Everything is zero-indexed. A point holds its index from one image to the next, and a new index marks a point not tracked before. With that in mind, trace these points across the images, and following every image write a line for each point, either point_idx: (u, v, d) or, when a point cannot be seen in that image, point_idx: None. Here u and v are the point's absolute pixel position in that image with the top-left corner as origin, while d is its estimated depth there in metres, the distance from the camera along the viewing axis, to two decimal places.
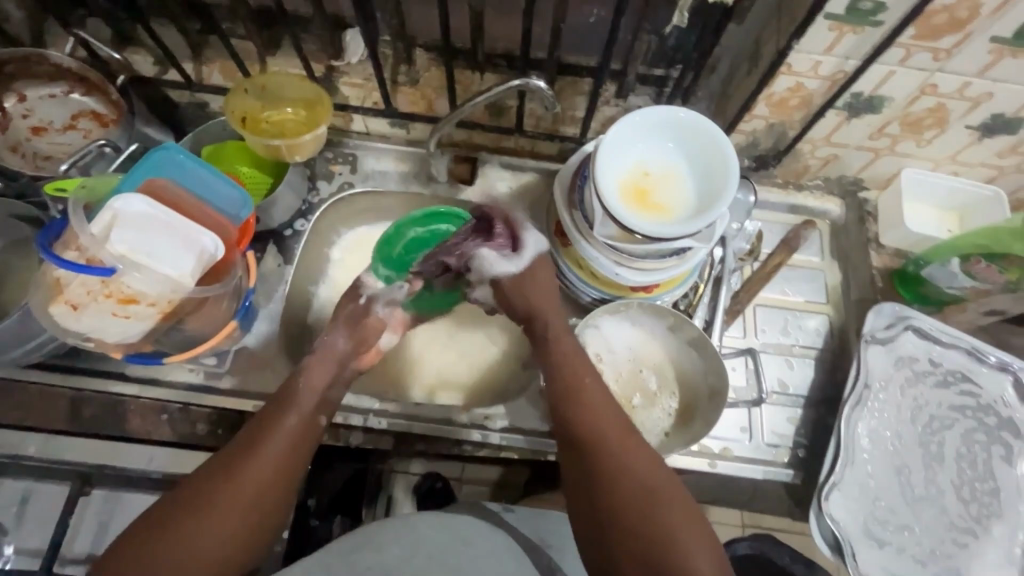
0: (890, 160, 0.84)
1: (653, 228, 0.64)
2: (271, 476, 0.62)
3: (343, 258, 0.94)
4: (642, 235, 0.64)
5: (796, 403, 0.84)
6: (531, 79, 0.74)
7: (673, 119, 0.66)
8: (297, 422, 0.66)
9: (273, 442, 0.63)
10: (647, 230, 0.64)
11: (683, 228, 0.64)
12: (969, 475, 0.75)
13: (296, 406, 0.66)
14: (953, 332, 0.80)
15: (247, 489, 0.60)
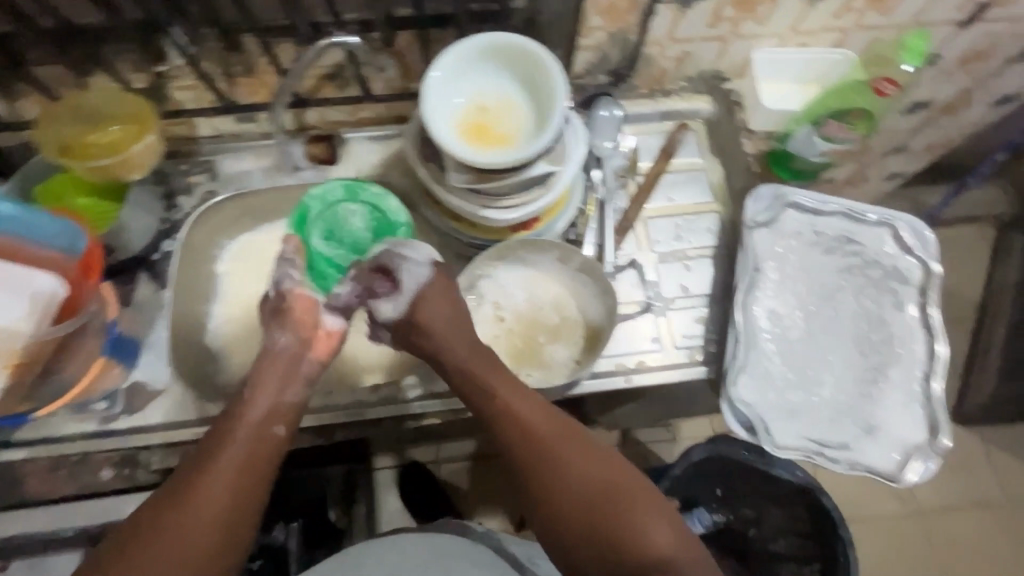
0: (738, 44, 0.84)
1: (508, 158, 0.63)
2: (227, 519, 0.57)
3: (231, 269, 0.93)
4: (499, 168, 0.63)
5: (700, 302, 0.85)
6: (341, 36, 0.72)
7: (492, 45, 0.64)
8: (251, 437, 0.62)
9: (224, 468, 0.59)
10: (502, 162, 0.62)
11: (534, 149, 0.63)
12: (865, 328, 0.77)
13: (246, 432, 0.62)
14: (829, 199, 0.82)
15: (209, 536, 0.56)
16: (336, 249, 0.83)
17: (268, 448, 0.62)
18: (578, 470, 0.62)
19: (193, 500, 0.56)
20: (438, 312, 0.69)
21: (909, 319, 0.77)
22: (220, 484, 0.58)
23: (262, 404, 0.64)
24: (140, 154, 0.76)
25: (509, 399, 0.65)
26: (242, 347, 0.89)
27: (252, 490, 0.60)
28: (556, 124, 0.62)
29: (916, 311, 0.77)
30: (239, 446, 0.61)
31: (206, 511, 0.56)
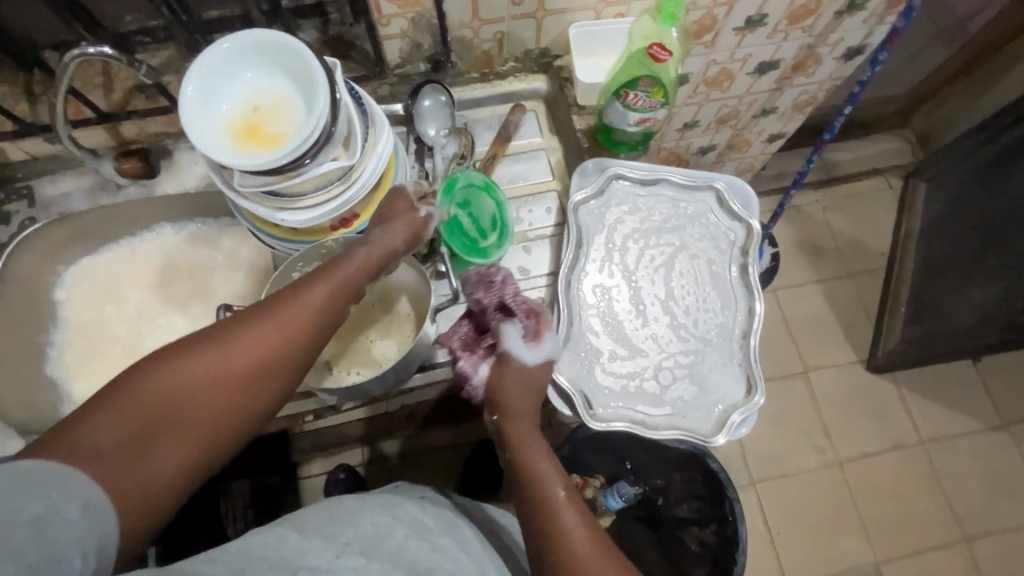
0: (552, 21, 0.83)
1: (290, 149, 0.61)
2: (230, 393, 0.52)
3: (70, 299, 0.92)
4: (282, 162, 0.61)
5: (536, 283, 0.86)
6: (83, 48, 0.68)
7: (252, 41, 0.63)
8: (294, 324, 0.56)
9: (243, 343, 0.53)
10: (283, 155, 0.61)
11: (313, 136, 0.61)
12: (692, 292, 0.79)
13: (294, 308, 0.56)
14: (653, 167, 0.83)
15: (202, 412, 0.51)
16: (458, 211, 0.83)
17: (321, 328, 0.58)
18: (570, 532, 0.54)
19: (233, 356, 0.52)
20: (515, 395, 0.67)
21: (732, 278, 0.79)
22: (271, 339, 0.54)
23: (347, 272, 0.62)
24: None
25: (533, 450, 0.62)
26: (88, 372, 0.88)
27: (273, 366, 0.54)
28: (321, 113, 0.61)
29: (737, 270, 0.80)
30: (306, 305, 0.57)
31: (246, 363, 0.53)
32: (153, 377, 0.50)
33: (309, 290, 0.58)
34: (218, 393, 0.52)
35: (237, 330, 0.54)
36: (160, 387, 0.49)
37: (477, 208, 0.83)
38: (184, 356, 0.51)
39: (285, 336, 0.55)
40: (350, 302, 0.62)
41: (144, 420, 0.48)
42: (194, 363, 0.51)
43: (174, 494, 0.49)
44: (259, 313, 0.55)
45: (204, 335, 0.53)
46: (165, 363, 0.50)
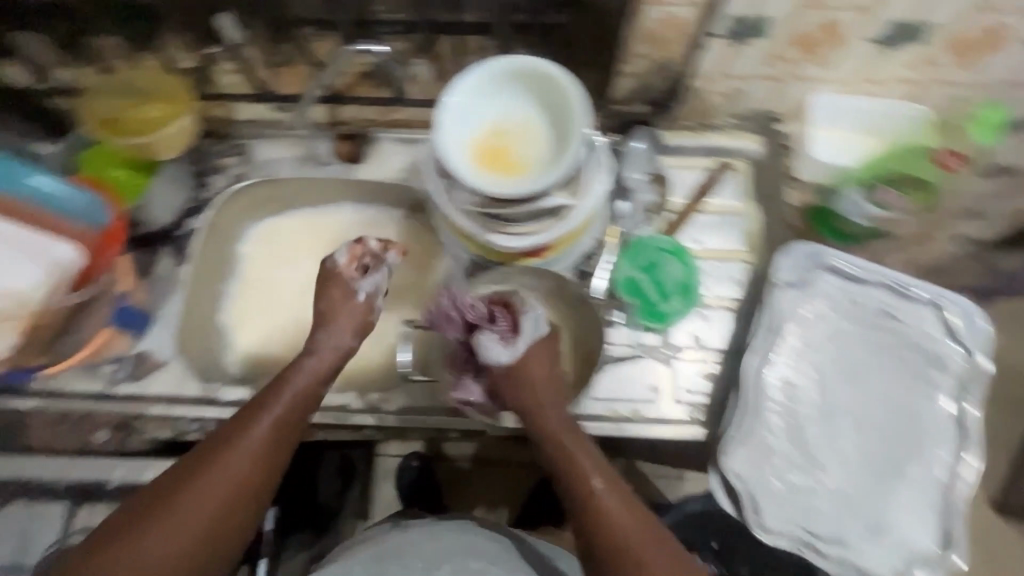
0: (797, 86, 0.77)
1: (521, 187, 0.60)
2: (241, 489, 0.57)
3: (251, 252, 0.91)
4: (508, 198, 0.60)
5: (710, 356, 0.80)
6: (367, 44, 0.76)
7: (518, 68, 0.61)
8: (275, 434, 0.60)
9: (221, 472, 0.56)
10: (512, 192, 0.59)
11: (548, 181, 0.60)
12: (889, 415, 0.71)
13: (257, 436, 0.59)
14: (871, 267, 0.75)
15: (186, 536, 0.54)
16: (642, 272, 0.80)
17: (284, 442, 0.61)
18: (613, 516, 0.57)
19: (202, 487, 0.56)
20: (529, 390, 0.65)
21: (942, 414, 0.70)
22: (240, 469, 0.57)
23: (314, 360, 0.67)
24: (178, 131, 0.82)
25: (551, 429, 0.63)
26: (252, 326, 0.88)
27: (262, 480, 0.59)
28: (570, 160, 0.59)
29: (949, 406, 0.70)
30: (263, 431, 0.60)
31: (244, 467, 0.57)
32: (138, 523, 0.54)
33: (273, 395, 0.62)
34: (209, 516, 0.55)
35: (209, 465, 0.57)
36: (135, 540, 0.53)
37: (662, 271, 0.80)
38: (171, 496, 0.55)
39: (265, 433, 0.60)
40: (322, 392, 0.66)
41: (132, 572, 0.52)
42: (180, 489, 0.55)
43: (183, 558, 0.54)
44: (235, 426, 0.60)
45: (207, 450, 0.58)
46: (151, 512, 0.54)
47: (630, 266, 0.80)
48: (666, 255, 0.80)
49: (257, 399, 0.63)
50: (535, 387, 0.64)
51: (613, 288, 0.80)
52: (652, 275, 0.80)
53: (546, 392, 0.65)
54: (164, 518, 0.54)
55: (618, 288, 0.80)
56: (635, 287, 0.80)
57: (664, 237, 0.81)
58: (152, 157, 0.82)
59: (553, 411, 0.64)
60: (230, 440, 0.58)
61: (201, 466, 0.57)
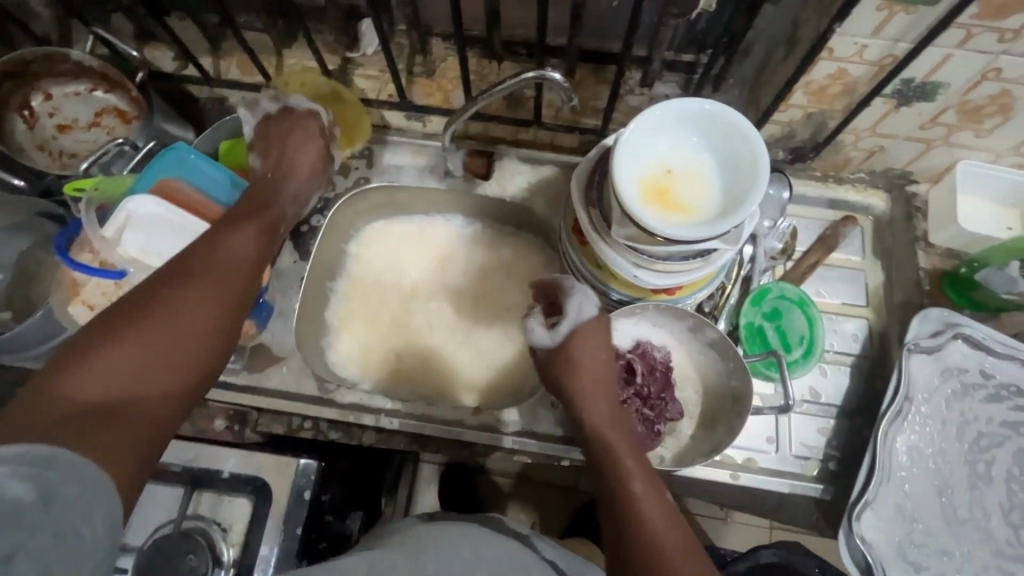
0: (944, 151, 0.77)
1: (682, 230, 0.60)
2: (226, 314, 0.54)
3: (359, 253, 0.91)
4: (667, 239, 0.60)
5: (828, 413, 0.79)
6: (547, 70, 0.70)
7: (697, 112, 0.62)
8: (217, 281, 0.55)
9: (186, 310, 0.51)
10: (674, 233, 0.59)
11: (711, 228, 0.60)
12: (1021, 497, 0.69)
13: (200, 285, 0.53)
14: (1011, 342, 0.73)
15: (176, 357, 0.49)
16: (764, 320, 0.80)
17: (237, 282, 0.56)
18: (631, 468, 0.56)
19: (179, 313, 0.51)
20: (584, 364, 0.64)
21: None
22: (196, 311, 0.52)
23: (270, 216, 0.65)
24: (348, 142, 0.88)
25: (593, 394, 0.63)
26: (354, 329, 0.87)
27: (228, 319, 0.54)
28: (745, 205, 0.59)
29: None
30: (235, 254, 0.58)
31: (223, 289, 0.55)
32: (107, 336, 0.47)
33: (243, 234, 0.60)
34: (200, 313, 0.52)
35: (189, 281, 0.53)
36: (109, 360, 0.46)
37: (784, 320, 0.80)
38: (137, 320, 0.49)
39: (238, 278, 0.57)
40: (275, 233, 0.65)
41: (116, 387, 0.45)
42: (160, 309, 0.50)
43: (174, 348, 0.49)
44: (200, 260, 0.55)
45: (169, 278, 0.52)
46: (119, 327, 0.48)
47: (755, 311, 0.81)
48: (790, 305, 0.80)
49: (217, 231, 0.60)
50: (581, 356, 0.64)
51: (733, 331, 0.82)
52: (773, 323, 0.80)
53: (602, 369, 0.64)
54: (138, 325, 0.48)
55: (739, 334, 0.81)
56: (755, 334, 0.80)
57: (790, 286, 0.81)
58: None
59: (591, 364, 0.64)
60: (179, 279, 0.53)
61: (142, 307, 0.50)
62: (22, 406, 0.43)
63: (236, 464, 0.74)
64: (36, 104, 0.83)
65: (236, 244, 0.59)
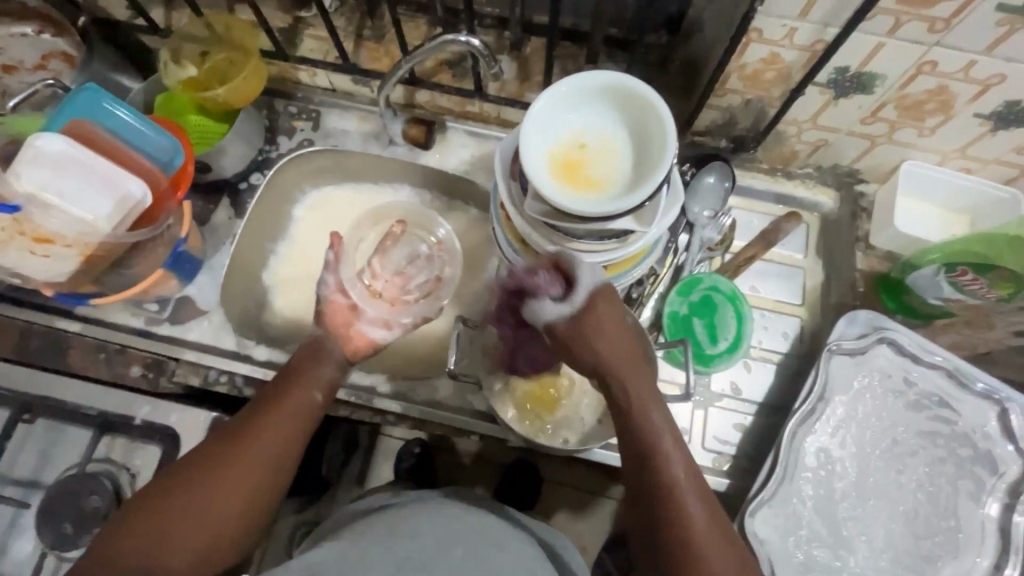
0: (889, 149, 0.74)
1: (585, 207, 0.59)
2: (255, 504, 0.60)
3: (305, 219, 0.92)
4: (569, 214, 0.59)
5: (747, 409, 0.77)
6: (470, 38, 0.70)
7: (616, 86, 0.60)
8: (294, 415, 0.64)
9: (263, 454, 0.60)
10: (577, 210, 0.58)
11: (614, 207, 0.58)
12: (926, 509, 0.68)
13: (268, 442, 0.61)
14: (935, 351, 0.71)
15: (207, 523, 0.57)
16: (692, 312, 0.79)
17: (307, 421, 0.65)
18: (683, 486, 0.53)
19: (211, 500, 0.58)
20: (612, 331, 0.55)
21: (986, 517, 0.67)
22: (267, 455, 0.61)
23: (326, 370, 0.69)
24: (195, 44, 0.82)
25: (634, 380, 0.55)
26: (292, 290, 0.88)
27: (291, 456, 0.63)
28: (652, 185, 0.58)
29: (995, 511, 0.67)
30: (271, 441, 0.61)
31: (262, 461, 0.60)
32: (167, 497, 0.58)
33: (289, 396, 0.65)
34: (255, 482, 0.60)
35: (233, 457, 0.60)
36: (165, 525, 0.56)
37: (709, 315, 0.78)
38: (188, 483, 0.58)
39: (276, 448, 0.61)
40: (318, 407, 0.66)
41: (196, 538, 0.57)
42: (197, 494, 0.58)
43: (236, 513, 0.59)
44: (238, 438, 0.61)
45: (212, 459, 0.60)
46: (162, 497, 0.58)
47: (682, 300, 0.79)
48: (720, 299, 0.78)
49: (260, 406, 0.64)
50: (596, 322, 0.55)
51: (658, 320, 0.80)
52: (699, 317, 0.78)
53: (624, 346, 0.55)
54: (213, 481, 0.58)
55: (663, 322, 0.79)
56: (677, 329, 0.79)
57: (725, 280, 0.79)
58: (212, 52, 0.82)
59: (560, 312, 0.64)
60: (257, 423, 0.62)
61: (240, 437, 0.61)
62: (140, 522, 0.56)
63: (138, 411, 0.75)
64: None
65: (277, 416, 0.63)
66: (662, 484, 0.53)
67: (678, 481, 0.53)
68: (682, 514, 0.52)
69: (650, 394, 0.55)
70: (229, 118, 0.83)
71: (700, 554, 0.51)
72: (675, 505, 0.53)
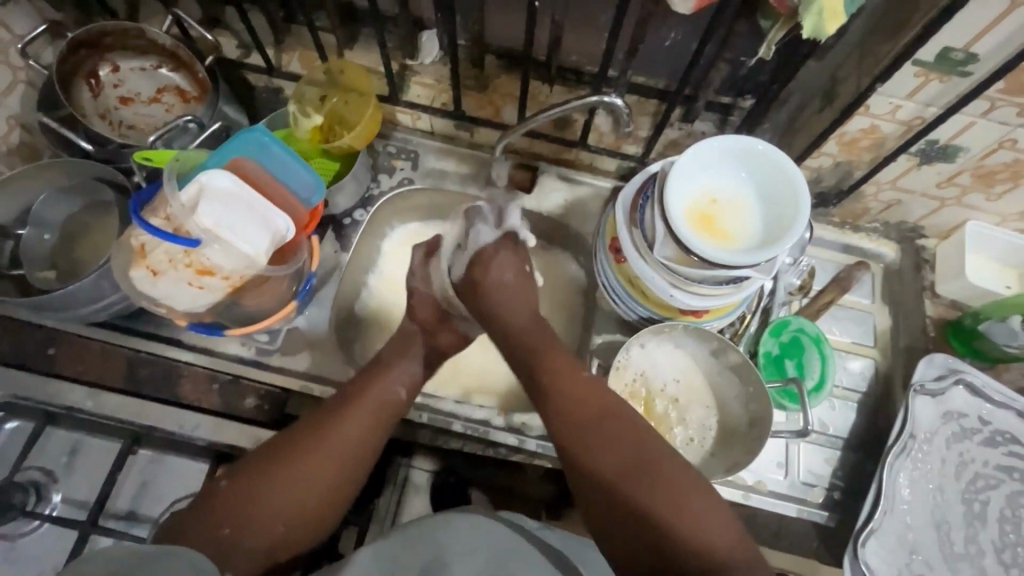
0: (955, 210, 0.83)
1: (722, 255, 0.65)
2: (333, 497, 0.63)
3: (394, 252, 0.93)
4: (708, 261, 0.65)
5: (835, 444, 0.83)
6: (607, 97, 0.76)
7: (750, 150, 0.67)
8: (379, 410, 0.69)
9: (350, 443, 0.65)
10: (715, 257, 0.64)
11: (748, 257, 0.64)
12: (1012, 539, 0.74)
13: (355, 430, 0.66)
14: (1006, 392, 0.78)
15: (291, 500, 0.60)
16: (783, 354, 0.85)
17: (389, 416, 0.70)
18: (625, 443, 0.61)
19: (299, 479, 0.61)
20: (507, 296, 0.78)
21: None
22: (357, 443, 0.65)
23: (409, 372, 0.75)
24: (314, 88, 0.86)
25: (542, 354, 0.72)
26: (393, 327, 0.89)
27: (374, 447, 0.67)
28: (788, 238, 0.64)
29: None
30: (362, 432, 0.66)
31: (347, 453, 0.64)
32: (258, 473, 0.60)
33: (375, 393, 0.70)
34: (345, 468, 0.64)
35: (316, 448, 0.63)
36: (244, 502, 0.58)
37: (799, 355, 0.84)
38: (280, 460, 0.62)
39: (361, 438, 0.66)
40: (399, 407, 0.72)
41: (277, 515, 0.59)
42: (278, 476, 0.60)
43: (323, 494, 0.62)
44: (327, 423, 0.66)
45: (298, 446, 0.63)
46: (247, 482, 0.59)
47: (774, 341, 0.85)
48: (809, 342, 0.85)
49: (339, 400, 0.69)
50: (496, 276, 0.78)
51: (752, 358, 0.86)
52: (791, 357, 0.84)
53: (515, 296, 0.78)
54: (306, 464, 0.62)
55: (758, 361, 0.85)
56: (769, 369, 0.85)
57: (811, 324, 0.85)
58: (328, 96, 0.86)
59: (534, 324, 0.76)
60: (343, 411, 0.67)
61: (329, 422, 0.66)
62: (223, 499, 0.57)
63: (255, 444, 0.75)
64: (102, 74, 0.84)
65: (363, 410, 0.68)
66: (597, 444, 0.62)
67: (622, 444, 0.61)
68: (624, 465, 0.60)
69: (557, 357, 0.71)
70: (346, 158, 0.88)
71: (670, 509, 0.57)
72: (634, 461, 0.60)
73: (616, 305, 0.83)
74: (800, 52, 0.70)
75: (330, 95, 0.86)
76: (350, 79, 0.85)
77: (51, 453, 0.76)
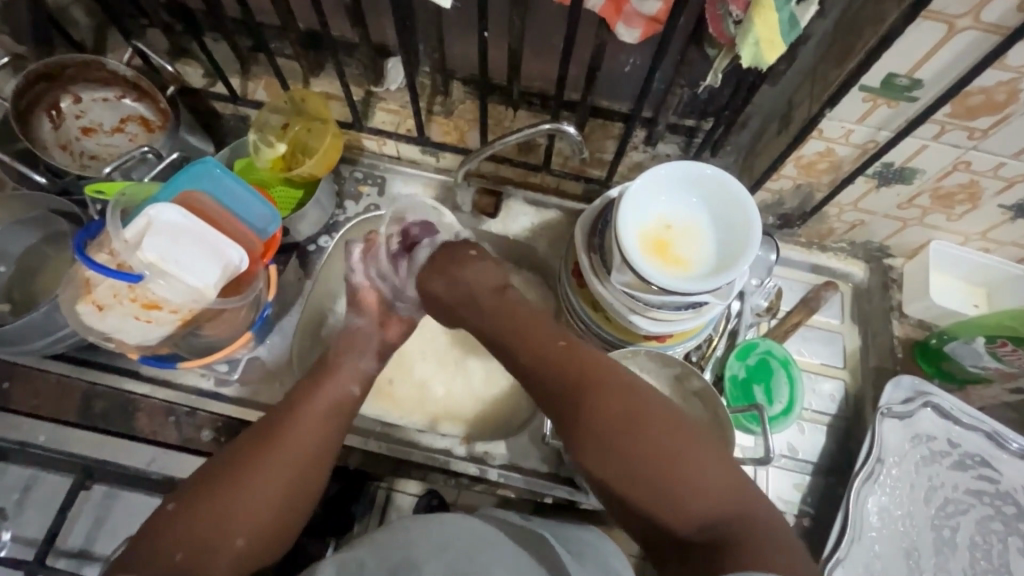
0: (918, 230, 0.83)
1: (676, 281, 0.64)
2: (284, 507, 0.59)
3: None
4: (662, 288, 0.64)
5: (804, 469, 0.82)
6: (562, 124, 0.76)
7: (701, 175, 0.67)
8: (329, 410, 0.67)
9: (294, 445, 0.62)
10: (669, 283, 0.64)
11: (702, 283, 0.64)
12: (982, 566, 0.73)
13: (300, 434, 0.63)
14: (975, 414, 0.77)
15: (238, 512, 0.57)
16: (751, 377, 0.84)
17: (342, 416, 0.67)
18: (624, 404, 0.58)
19: (243, 492, 0.58)
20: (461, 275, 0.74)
21: None
22: (303, 448, 0.62)
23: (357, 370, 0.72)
24: (277, 117, 0.86)
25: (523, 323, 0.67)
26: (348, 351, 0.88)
27: (326, 450, 0.64)
28: (741, 263, 0.64)
29: None
30: (307, 432, 0.63)
31: (293, 456, 0.61)
32: (204, 492, 0.58)
33: (319, 390, 0.68)
34: (291, 472, 0.61)
35: (260, 458, 0.60)
36: (193, 521, 0.56)
37: (767, 377, 0.83)
38: (226, 473, 0.59)
39: (308, 440, 0.63)
40: (349, 405, 0.69)
41: (225, 530, 0.56)
42: (223, 491, 0.58)
43: (271, 503, 0.59)
44: (275, 428, 0.63)
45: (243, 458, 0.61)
46: (193, 502, 0.57)
47: (740, 364, 0.84)
48: (777, 365, 0.84)
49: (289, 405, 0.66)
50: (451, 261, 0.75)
51: (718, 382, 0.85)
52: (758, 379, 0.83)
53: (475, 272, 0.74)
54: (252, 473, 0.59)
55: (723, 386, 0.84)
56: (737, 392, 0.84)
57: (779, 346, 0.85)
58: (291, 125, 0.85)
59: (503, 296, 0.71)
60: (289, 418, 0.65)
61: (275, 429, 0.63)
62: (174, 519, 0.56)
63: None
64: (64, 105, 0.84)
65: (310, 413, 0.65)
66: (591, 411, 0.58)
67: (619, 405, 0.57)
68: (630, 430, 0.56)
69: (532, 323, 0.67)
70: (307, 185, 0.87)
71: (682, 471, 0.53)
72: (631, 424, 0.56)
73: (579, 333, 0.82)
74: (753, 77, 0.70)
75: (293, 123, 0.86)
76: (312, 109, 0.85)
77: (4, 490, 0.74)
